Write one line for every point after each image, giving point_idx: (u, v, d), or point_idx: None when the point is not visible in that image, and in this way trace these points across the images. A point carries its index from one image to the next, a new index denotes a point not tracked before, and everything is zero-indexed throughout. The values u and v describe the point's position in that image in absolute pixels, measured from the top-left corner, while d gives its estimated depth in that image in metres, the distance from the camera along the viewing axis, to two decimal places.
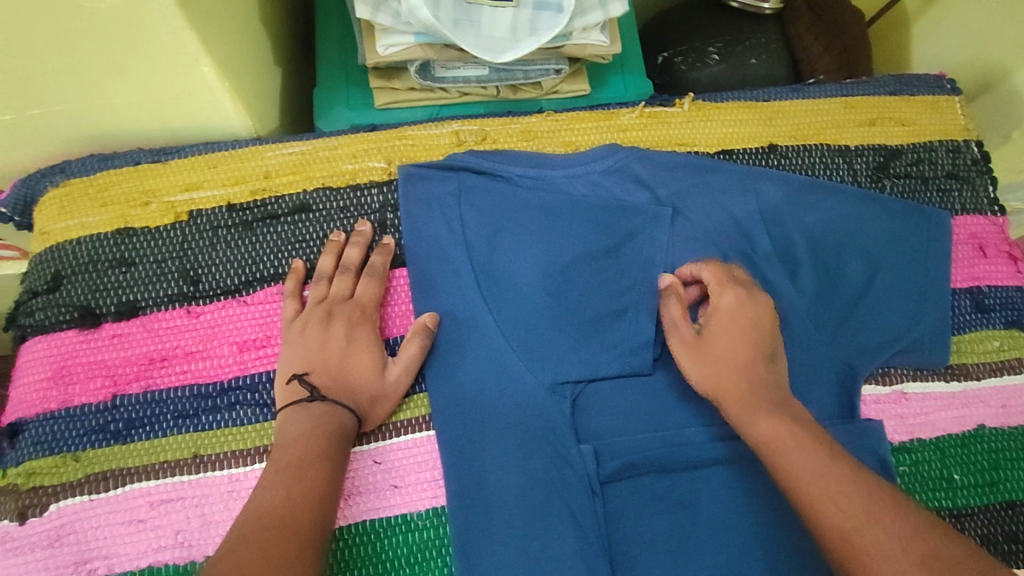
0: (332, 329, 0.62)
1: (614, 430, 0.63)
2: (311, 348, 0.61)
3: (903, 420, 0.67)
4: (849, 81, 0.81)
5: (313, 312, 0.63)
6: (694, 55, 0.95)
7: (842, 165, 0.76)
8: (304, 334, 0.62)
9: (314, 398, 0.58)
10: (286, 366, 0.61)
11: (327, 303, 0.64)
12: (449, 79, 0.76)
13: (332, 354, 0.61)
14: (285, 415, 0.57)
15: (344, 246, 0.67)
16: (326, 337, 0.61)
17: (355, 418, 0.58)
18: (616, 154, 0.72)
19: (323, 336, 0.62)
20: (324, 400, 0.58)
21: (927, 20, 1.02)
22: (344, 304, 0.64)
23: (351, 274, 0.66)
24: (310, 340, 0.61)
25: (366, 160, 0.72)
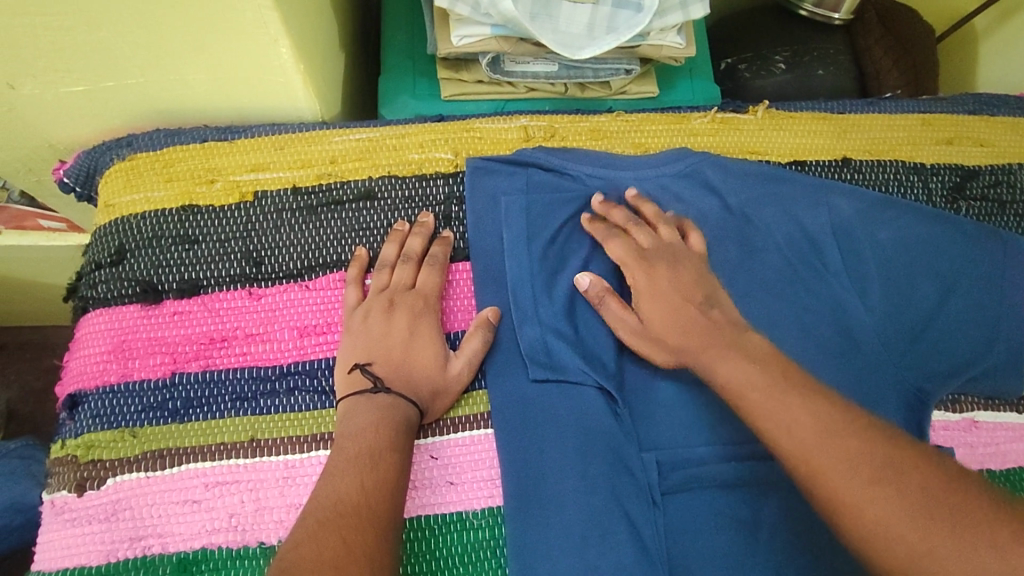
0: (396, 319, 0.61)
1: (676, 440, 0.61)
2: (375, 337, 0.60)
3: (973, 449, 0.65)
4: (926, 99, 0.80)
5: (376, 301, 0.62)
6: (760, 63, 0.93)
7: (917, 184, 0.74)
8: (367, 323, 0.61)
9: (378, 389, 0.57)
10: (347, 354, 0.60)
11: (390, 292, 0.63)
12: (518, 73, 0.74)
13: (395, 345, 0.60)
14: (346, 403, 0.57)
15: (408, 236, 0.66)
16: (389, 327, 0.60)
17: (418, 412, 0.57)
18: (687, 158, 0.71)
19: (387, 326, 0.61)
20: (388, 392, 0.57)
21: (998, 41, 1.00)
22: (407, 294, 0.63)
23: (414, 264, 0.64)
24: (373, 329, 0.60)
25: (433, 151, 0.70)
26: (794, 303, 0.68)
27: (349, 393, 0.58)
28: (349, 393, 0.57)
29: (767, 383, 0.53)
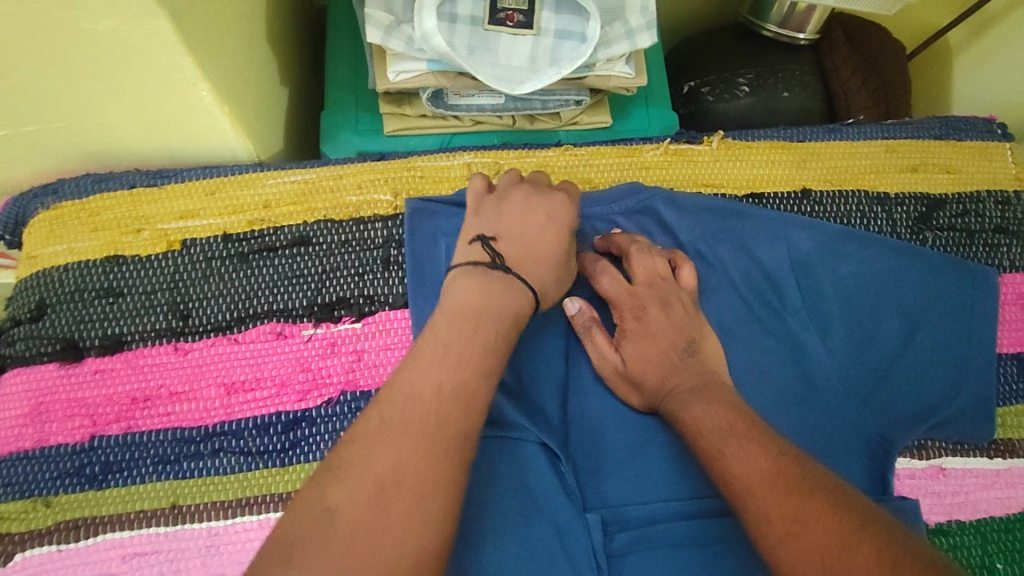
0: (535, 219, 0.59)
1: (624, 497, 0.59)
2: (511, 226, 0.58)
3: (940, 499, 0.61)
4: (891, 124, 0.76)
5: (512, 193, 0.61)
6: (722, 85, 0.90)
7: (880, 215, 0.71)
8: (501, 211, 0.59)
9: (494, 264, 0.53)
10: (475, 231, 0.58)
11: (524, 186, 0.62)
12: (463, 107, 0.71)
13: (524, 234, 0.58)
14: (459, 270, 0.53)
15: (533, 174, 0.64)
16: (520, 235, 0.57)
17: (531, 296, 0.54)
18: (638, 194, 0.68)
19: (525, 226, 0.58)
20: (507, 270, 0.53)
21: (971, 57, 0.97)
22: (547, 201, 0.60)
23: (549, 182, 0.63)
24: (506, 214, 0.59)
25: (372, 192, 0.68)
26: (749, 345, 0.64)
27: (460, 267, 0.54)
28: (462, 264, 0.54)
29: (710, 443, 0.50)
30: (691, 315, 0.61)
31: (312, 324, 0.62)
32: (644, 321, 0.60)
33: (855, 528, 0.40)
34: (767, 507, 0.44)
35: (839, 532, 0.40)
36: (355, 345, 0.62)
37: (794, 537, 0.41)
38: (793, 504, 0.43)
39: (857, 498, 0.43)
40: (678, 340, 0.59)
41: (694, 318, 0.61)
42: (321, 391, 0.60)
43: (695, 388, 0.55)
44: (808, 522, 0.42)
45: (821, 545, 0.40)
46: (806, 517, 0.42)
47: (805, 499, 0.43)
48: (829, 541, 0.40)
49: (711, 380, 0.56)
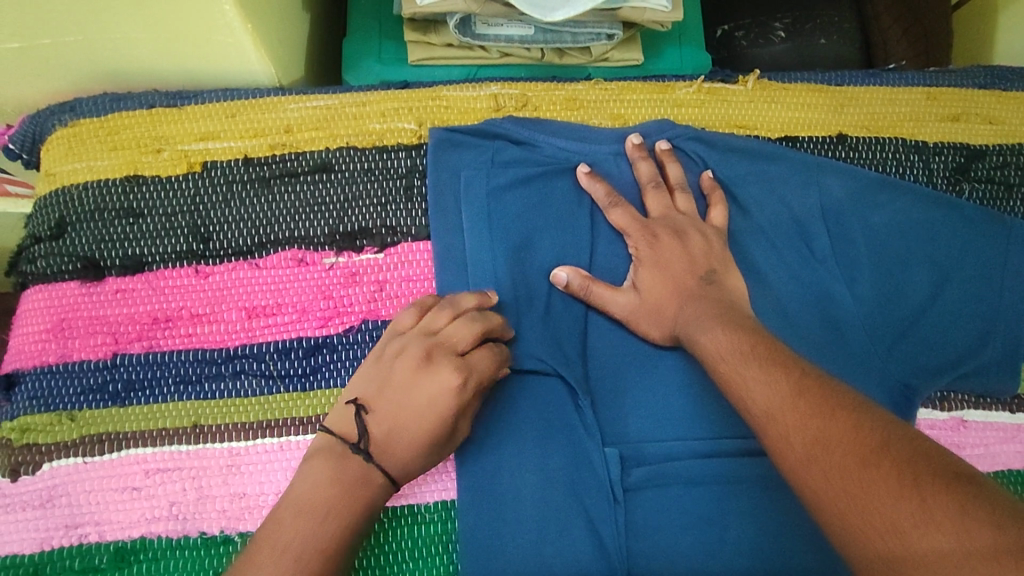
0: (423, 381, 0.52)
1: (643, 435, 0.58)
2: (396, 393, 0.52)
3: (959, 450, 0.61)
4: (933, 71, 0.74)
5: (415, 348, 0.53)
6: (758, 29, 0.87)
7: (917, 164, 0.68)
8: (397, 366, 0.53)
9: (353, 449, 0.50)
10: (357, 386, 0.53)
11: (432, 343, 0.53)
12: (491, 37, 0.69)
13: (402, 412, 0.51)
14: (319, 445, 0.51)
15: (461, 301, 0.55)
16: (412, 386, 0.52)
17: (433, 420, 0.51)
18: (669, 132, 0.66)
19: (411, 383, 0.52)
20: (367, 459, 0.50)
21: (1018, 8, 0.93)
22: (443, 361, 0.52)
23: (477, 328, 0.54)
24: (399, 378, 0.52)
25: (395, 120, 0.66)
26: (775, 288, 0.64)
27: (318, 450, 0.51)
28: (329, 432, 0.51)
29: (734, 375, 0.49)
30: (720, 255, 0.60)
31: (334, 253, 0.61)
32: (671, 259, 0.59)
33: (875, 448, 0.40)
34: (789, 431, 0.44)
35: (860, 452, 0.40)
36: (377, 275, 0.61)
37: (822, 464, 0.41)
38: (816, 428, 0.43)
39: (876, 412, 0.43)
40: (705, 277, 0.58)
41: (722, 257, 0.60)
42: (343, 319, 0.60)
43: (723, 318, 0.54)
44: (832, 445, 0.41)
45: (844, 470, 0.40)
46: (828, 440, 0.42)
47: (825, 423, 0.42)
48: (850, 464, 0.40)
49: (739, 313, 0.55)
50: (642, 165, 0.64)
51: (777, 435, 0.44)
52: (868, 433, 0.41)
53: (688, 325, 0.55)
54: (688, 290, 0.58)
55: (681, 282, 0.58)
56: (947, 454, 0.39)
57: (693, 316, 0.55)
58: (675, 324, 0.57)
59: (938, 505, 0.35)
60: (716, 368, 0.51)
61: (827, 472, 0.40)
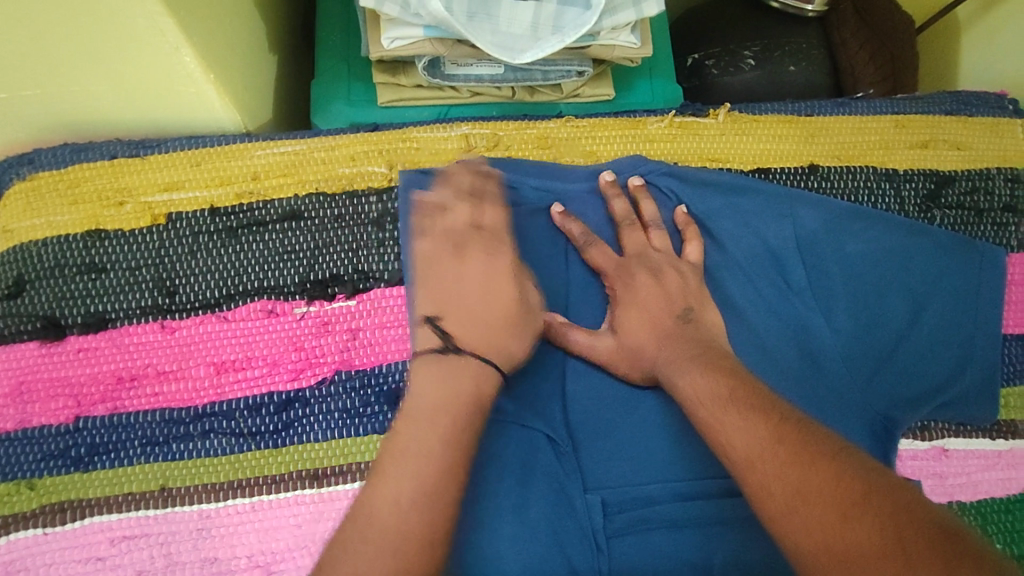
0: (473, 263, 0.58)
1: (623, 479, 0.57)
2: (450, 288, 0.57)
3: (942, 480, 0.60)
4: (902, 97, 0.73)
5: (443, 245, 0.59)
6: (728, 58, 0.88)
7: (888, 192, 0.69)
8: (458, 271, 0.57)
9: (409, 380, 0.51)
10: (423, 304, 0.57)
11: (460, 235, 0.59)
12: (461, 77, 0.69)
13: (467, 297, 0.56)
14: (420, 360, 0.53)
15: (454, 175, 0.62)
16: (463, 275, 0.57)
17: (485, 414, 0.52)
18: (642, 168, 0.66)
19: (464, 277, 0.57)
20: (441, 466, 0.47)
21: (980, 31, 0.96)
22: (479, 234, 0.59)
23: (480, 200, 0.61)
24: (440, 277, 0.57)
25: (366, 163, 0.65)
26: (751, 324, 0.63)
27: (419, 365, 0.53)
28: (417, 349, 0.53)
29: (713, 419, 0.48)
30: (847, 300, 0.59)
31: (305, 301, 0.60)
32: (649, 298, 0.59)
33: (858, 501, 0.39)
34: (767, 480, 0.43)
35: (840, 505, 0.39)
36: (350, 323, 0.60)
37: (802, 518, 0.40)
38: (795, 476, 0.42)
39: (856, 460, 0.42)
40: (679, 314, 0.57)
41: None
42: (315, 371, 0.59)
43: (698, 360, 0.53)
44: (813, 496, 0.40)
45: (824, 524, 0.39)
46: (809, 490, 0.41)
47: (804, 472, 0.41)
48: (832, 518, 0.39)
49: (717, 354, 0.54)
50: (614, 204, 0.63)
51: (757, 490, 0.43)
52: (850, 484, 0.40)
53: (668, 367, 0.54)
54: (660, 328, 0.57)
55: (653, 321, 0.57)
56: (923, 507, 0.39)
57: (667, 355, 0.55)
58: (653, 362, 0.56)
59: (926, 567, 0.35)
60: (693, 411, 0.50)
61: (804, 527, 0.40)
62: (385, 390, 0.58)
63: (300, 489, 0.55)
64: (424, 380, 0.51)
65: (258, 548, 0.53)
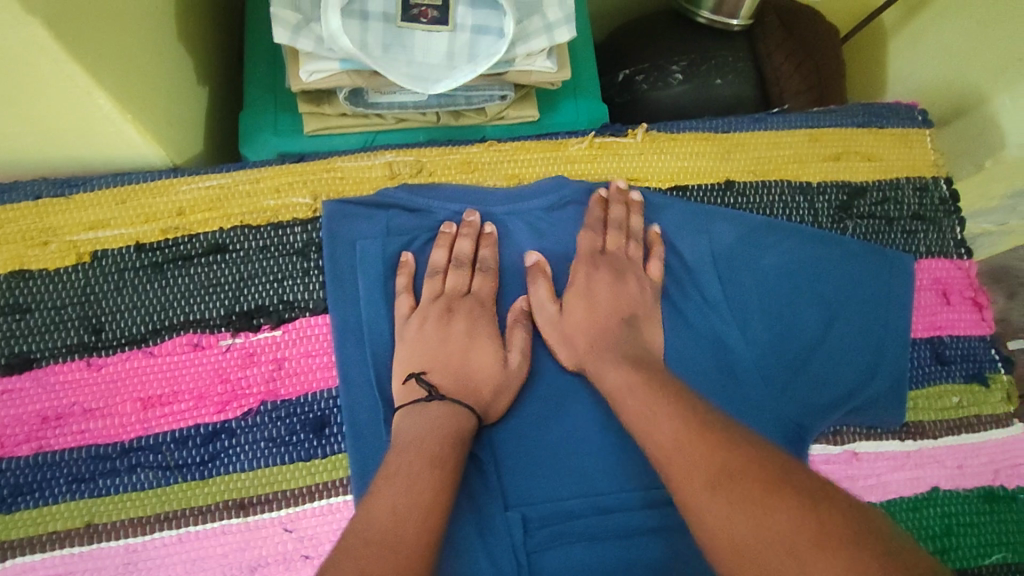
0: (455, 327, 0.61)
1: (545, 495, 0.59)
2: (435, 345, 0.60)
3: (852, 482, 0.63)
4: (817, 109, 0.75)
5: (433, 308, 0.62)
6: (656, 73, 0.90)
7: (802, 205, 0.71)
8: (426, 328, 0.61)
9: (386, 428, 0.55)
10: (406, 362, 0.60)
11: (446, 299, 0.62)
12: (385, 104, 0.70)
13: (452, 354, 0.60)
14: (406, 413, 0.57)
15: (457, 237, 0.64)
16: (448, 334, 0.61)
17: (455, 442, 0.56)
18: (561, 189, 0.68)
19: (446, 334, 0.61)
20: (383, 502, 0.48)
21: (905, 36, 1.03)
22: (464, 299, 0.63)
23: (469, 269, 0.64)
24: (430, 338, 0.60)
25: (290, 195, 0.66)
26: (670, 339, 0.66)
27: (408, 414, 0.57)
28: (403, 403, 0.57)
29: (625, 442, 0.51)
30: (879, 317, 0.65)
31: (230, 334, 0.62)
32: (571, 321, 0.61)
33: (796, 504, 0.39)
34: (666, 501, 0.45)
35: (763, 481, 0.41)
36: (275, 353, 0.61)
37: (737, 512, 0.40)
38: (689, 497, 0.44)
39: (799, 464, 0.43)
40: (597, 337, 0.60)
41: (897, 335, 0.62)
42: (241, 402, 0.60)
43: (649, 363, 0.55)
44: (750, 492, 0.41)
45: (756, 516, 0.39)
46: (733, 467, 0.42)
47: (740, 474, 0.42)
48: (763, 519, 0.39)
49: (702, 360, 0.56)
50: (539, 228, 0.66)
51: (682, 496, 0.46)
52: (769, 467, 0.42)
53: (594, 380, 0.58)
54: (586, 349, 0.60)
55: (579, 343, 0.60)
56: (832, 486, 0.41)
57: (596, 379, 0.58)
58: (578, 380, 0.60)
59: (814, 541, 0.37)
60: None
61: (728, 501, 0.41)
62: (310, 418, 0.60)
63: (226, 519, 0.57)
64: (413, 426, 0.54)
65: None
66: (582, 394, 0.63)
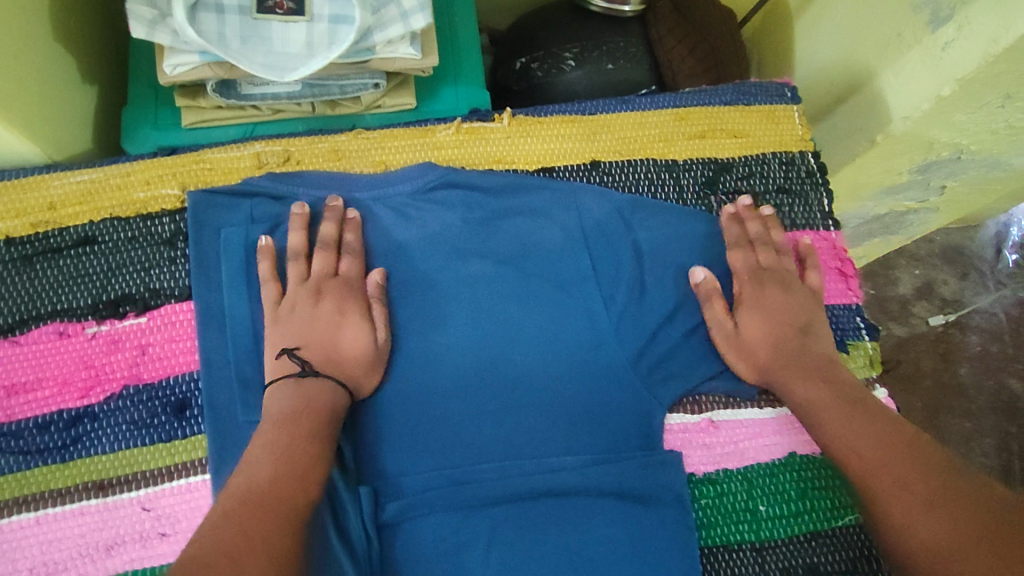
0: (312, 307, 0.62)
1: (399, 468, 0.61)
2: (292, 326, 0.61)
3: (709, 449, 0.64)
4: (686, 90, 0.77)
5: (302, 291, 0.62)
6: (550, 61, 0.92)
7: (668, 182, 0.72)
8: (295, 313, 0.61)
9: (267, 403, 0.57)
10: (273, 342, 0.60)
11: (315, 281, 0.63)
12: (258, 96, 0.71)
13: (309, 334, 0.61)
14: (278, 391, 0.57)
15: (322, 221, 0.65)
16: (306, 315, 0.61)
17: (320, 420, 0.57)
18: (426, 174, 0.69)
19: (314, 316, 0.61)
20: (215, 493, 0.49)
21: (807, 18, 1.06)
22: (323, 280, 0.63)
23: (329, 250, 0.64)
24: (290, 321, 0.61)
25: (160, 187, 0.68)
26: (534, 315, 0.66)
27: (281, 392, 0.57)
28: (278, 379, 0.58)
29: None
30: (776, 279, 0.67)
31: (95, 322, 0.63)
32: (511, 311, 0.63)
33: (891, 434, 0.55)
34: None
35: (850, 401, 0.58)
36: (139, 339, 0.63)
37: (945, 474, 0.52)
38: None
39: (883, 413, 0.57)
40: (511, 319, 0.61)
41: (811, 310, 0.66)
42: (103, 388, 0.62)
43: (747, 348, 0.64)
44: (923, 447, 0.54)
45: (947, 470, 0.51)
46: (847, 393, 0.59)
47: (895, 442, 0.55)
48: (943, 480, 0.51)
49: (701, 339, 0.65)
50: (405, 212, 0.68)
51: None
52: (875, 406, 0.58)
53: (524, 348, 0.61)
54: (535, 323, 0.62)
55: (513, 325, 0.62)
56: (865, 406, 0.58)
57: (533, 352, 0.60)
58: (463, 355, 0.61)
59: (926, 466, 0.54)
60: None
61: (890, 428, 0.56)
62: (172, 400, 0.62)
63: (84, 500, 0.58)
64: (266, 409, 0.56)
65: (40, 559, 0.57)
66: (441, 372, 0.64)
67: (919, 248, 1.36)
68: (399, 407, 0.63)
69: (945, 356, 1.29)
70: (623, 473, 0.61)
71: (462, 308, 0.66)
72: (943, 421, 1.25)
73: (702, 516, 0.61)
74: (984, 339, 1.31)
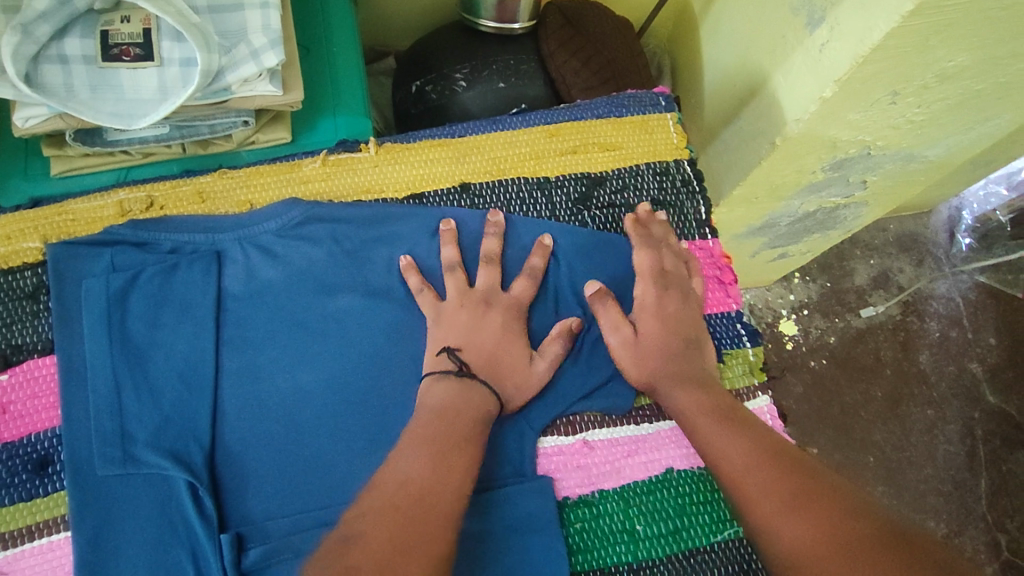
0: None
1: (267, 512, 0.61)
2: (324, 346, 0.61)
3: (585, 471, 0.64)
4: (559, 106, 0.76)
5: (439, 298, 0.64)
6: (442, 83, 0.92)
7: (540, 200, 0.72)
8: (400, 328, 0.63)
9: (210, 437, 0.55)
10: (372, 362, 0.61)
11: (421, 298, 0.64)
12: (124, 140, 0.68)
13: None
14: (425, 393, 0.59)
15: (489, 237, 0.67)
16: None
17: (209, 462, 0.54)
18: (290, 211, 0.68)
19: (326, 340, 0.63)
20: None
21: (710, 20, 1.06)
22: None
23: None
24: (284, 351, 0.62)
25: (21, 242, 0.68)
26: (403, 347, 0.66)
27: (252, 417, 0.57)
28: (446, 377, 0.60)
29: None
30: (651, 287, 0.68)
31: None
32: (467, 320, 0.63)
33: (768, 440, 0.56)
34: None
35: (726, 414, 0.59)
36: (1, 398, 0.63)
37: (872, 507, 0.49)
38: None
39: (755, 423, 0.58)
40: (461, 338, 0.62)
41: (682, 319, 0.67)
42: None
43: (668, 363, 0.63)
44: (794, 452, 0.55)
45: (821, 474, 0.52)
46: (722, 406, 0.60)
47: (814, 472, 0.52)
48: (851, 499, 0.50)
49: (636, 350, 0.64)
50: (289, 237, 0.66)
51: (421, 504, 0.51)
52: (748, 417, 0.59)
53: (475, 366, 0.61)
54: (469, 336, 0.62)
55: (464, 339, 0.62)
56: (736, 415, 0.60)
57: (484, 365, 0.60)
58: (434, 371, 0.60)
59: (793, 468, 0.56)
60: None
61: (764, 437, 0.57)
62: (33, 457, 0.61)
63: None
64: None
65: None
66: (309, 410, 0.64)
67: (874, 236, 1.33)
68: (269, 448, 0.63)
69: (904, 345, 1.26)
70: (491, 502, 0.61)
71: (331, 343, 0.66)
72: (906, 412, 1.22)
73: (577, 541, 0.62)
74: (943, 325, 1.28)
